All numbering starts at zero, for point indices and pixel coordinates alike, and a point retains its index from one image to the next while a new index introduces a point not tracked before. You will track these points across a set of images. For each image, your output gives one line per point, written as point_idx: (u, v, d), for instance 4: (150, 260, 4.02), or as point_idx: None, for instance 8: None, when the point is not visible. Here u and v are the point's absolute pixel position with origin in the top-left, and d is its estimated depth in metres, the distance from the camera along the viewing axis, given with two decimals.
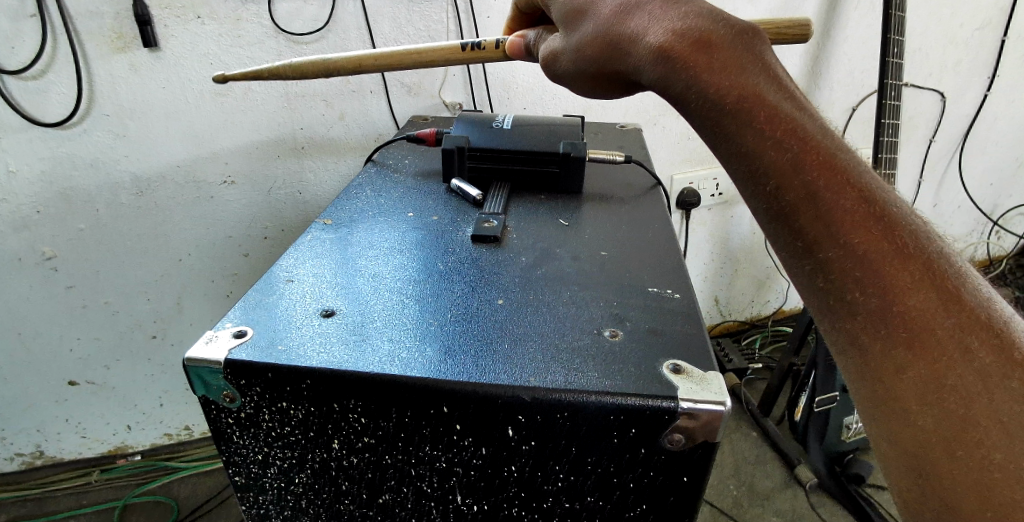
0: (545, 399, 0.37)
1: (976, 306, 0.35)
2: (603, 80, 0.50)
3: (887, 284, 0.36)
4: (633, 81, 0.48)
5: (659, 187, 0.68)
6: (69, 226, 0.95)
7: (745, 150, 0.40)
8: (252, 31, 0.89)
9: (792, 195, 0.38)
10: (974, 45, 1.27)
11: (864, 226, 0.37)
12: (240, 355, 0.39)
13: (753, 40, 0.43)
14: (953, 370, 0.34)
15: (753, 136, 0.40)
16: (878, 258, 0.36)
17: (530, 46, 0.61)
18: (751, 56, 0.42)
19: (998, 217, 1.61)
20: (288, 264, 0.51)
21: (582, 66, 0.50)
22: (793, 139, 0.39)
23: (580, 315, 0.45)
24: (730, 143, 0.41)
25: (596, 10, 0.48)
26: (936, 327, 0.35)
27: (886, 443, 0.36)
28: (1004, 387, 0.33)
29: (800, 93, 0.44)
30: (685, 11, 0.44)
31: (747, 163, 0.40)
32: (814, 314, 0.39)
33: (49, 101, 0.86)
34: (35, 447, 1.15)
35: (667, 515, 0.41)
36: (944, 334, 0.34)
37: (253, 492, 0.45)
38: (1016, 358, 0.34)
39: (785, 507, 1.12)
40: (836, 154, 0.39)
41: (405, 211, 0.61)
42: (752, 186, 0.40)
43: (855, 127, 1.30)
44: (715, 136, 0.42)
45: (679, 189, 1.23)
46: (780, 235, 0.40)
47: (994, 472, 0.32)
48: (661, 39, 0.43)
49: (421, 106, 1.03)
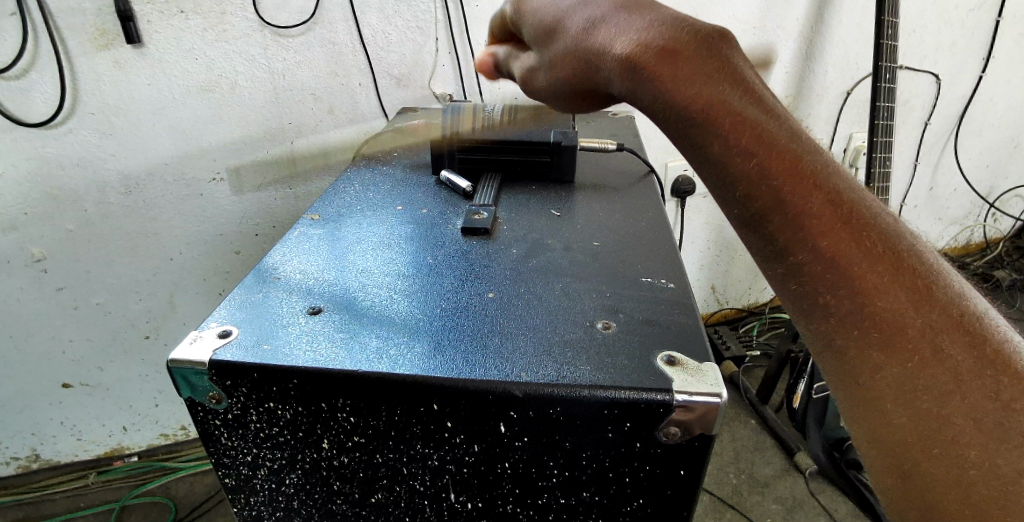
0: (536, 393, 0.36)
1: (949, 301, 0.34)
2: (578, 98, 0.48)
3: (857, 287, 0.35)
4: (606, 94, 0.46)
5: (652, 175, 0.67)
6: (57, 226, 0.94)
7: (715, 160, 0.39)
8: (237, 25, 0.88)
9: (764, 200, 0.37)
10: (970, 26, 1.26)
11: (838, 225, 0.36)
12: (224, 356, 0.38)
13: (717, 47, 0.41)
14: (927, 370, 0.33)
15: (720, 146, 0.39)
16: (847, 261, 0.35)
17: (500, 64, 0.57)
18: (718, 61, 0.41)
19: (994, 200, 1.60)
20: (275, 262, 0.50)
21: (556, 86, 0.48)
22: (758, 147, 0.38)
23: (571, 308, 0.44)
24: (701, 154, 0.40)
25: (565, 26, 0.45)
26: (909, 326, 0.34)
27: (868, 445, 0.35)
28: (980, 384, 0.32)
29: (770, 97, 0.42)
30: (649, 21, 0.42)
31: (717, 173, 0.39)
32: (792, 319, 0.38)
33: (33, 100, 0.84)
34: (31, 450, 1.14)
35: (666, 508, 0.41)
36: (918, 334, 0.33)
37: (244, 494, 0.44)
38: (988, 354, 0.33)
39: (785, 493, 1.12)
40: (803, 157, 0.38)
41: (393, 204, 0.60)
42: (724, 193, 0.39)
43: (850, 110, 1.29)
44: (684, 146, 0.41)
45: (673, 176, 1.23)
46: (754, 239, 0.39)
47: (970, 469, 0.32)
48: (627, 52, 0.41)
49: (411, 97, 1.02)
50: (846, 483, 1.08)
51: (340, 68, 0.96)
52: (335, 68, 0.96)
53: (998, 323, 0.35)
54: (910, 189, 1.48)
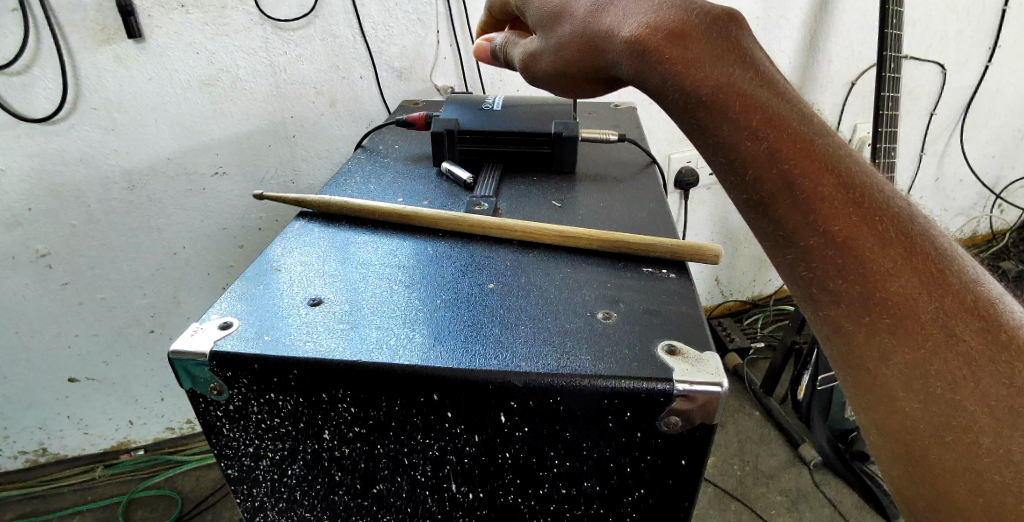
0: (536, 384, 0.36)
1: (954, 284, 0.34)
2: (582, 82, 0.49)
3: (867, 271, 0.34)
4: (611, 78, 0.47)
5: (654, 165, 0.67)
6: (61, 222, 0.94)
7: (724, 142, 0.39)
8: (238, 18, 0.87)
9: (769, 184, 0.37)
10: (976, 14, 1.24)
11: (843, 210, 0.35)
12: (225, 348, 0.38)
13: (726, 32, 0.41)
14: (938, 356, 0.32)
15: (729, 127, 0.39)
16: (857, 244, 0.35)
17: (496, 51, 0.58)
18: (727, 43, 0.41)
19: (1001, 190, 1.59)
20: (277, 253, 0.50)
21: (560, 70, 0.48)
22: (769, 129, 0.38)
23: (572, 299, 0.44)
24: (707, 136, 0.40)
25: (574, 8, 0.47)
26: (920, 312, 0.33)
27: (878, 432, 0.35)
28: (992, 370, 0.32)
29: (780, 79, 0.42)
30: (658, 2, 0.42)
31: (725, 155, 0.39)
32: (799, 304, 0.38)
33: (35, 96, 0.85)
34: (38, 444, 1.15)
35: (667, 498, 0.41)
36: (928, 319, 0.33)
37: (247, 485, 0.44)
38: (1002, 338, 0.32)
39: (790, 485, 1.12)
40: (814, 140, 0.38)
41: (394, 198, 0.59)
42: (734, 178, 0.40)
43: (855, 101, 1.28)
44: (693, 127, 0.41)
45: (677, 168, 1.22)
46: (761, 223, 0.39)
47: (985, 457, 0.31)
48: (635, 32, 0.41)
49: (413, 90, 1.02)
50: (851, 474, 1.09)
51: (341, 61, 0.96)
52: (336, 61, 0.95)
53: (1013, 308, 0.34)
54: (916, 180, 1.46)
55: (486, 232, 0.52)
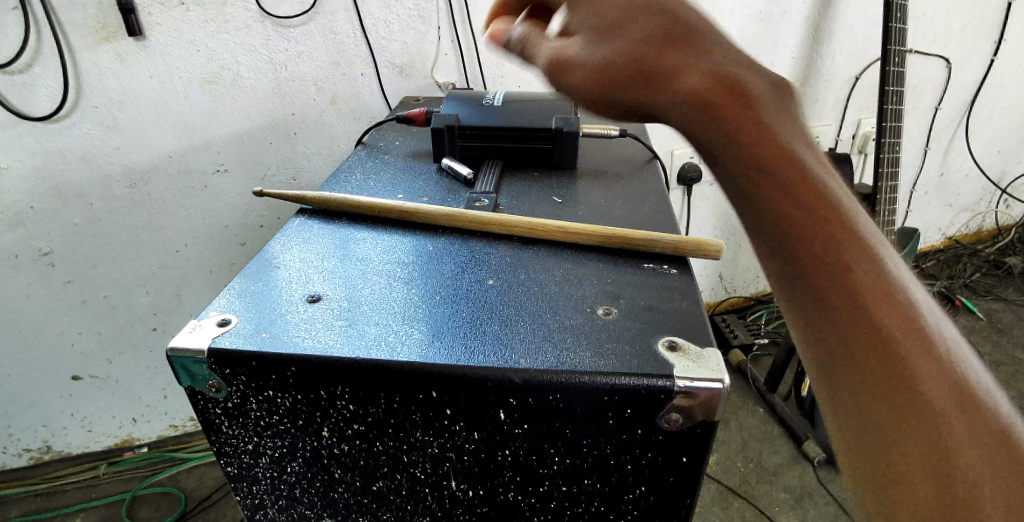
0: (536, 380, 0.36)
1: (966, 369, 0.30)
2: (613, 107, 0.36)
3: (884, 350, 0.29)
4: (651, 117, 0.35)
5: (655, 160, 0.66)
6: (63, 221, 0.94)
7: (755, 196, 0.31)
8: (238, 15, 0.87)
9: (786, 218, 0.30)
10: (981, 8, 1.23)
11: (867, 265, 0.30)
12: (223, 344, 0.38)
13: (760, 62, 0.35)
14: (942, 448, 0.28)
15: (768, 180, 0.31)
16: (876, 320, 0.29)
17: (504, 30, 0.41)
18: (787, 114, 0.34)
19: (1007, 185, 1.57)
20: (277, 250, 0.49)
21: (593, 87, 0.35)
22: (805, 187, 0.31)
23: (572, 295, 0.43)
24: (739, 191, 0.32)
25: (634, 16, 0.34)
26: (931, 402, 0.28)
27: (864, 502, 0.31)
28: (992, 471, 0.28)
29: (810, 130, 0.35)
30: (729, 59, 0.34)
31: (752, 206, 0.32)
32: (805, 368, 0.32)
33: (37, 94, 0.85)
34: (43, 442, 1.16)
35: (667, 496, 0.40)
36: (939, 409, 0.28)
37: (247, 482, 0.44)
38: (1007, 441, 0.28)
39: (793, 482, 1.11)
40: (841, 199, 0.31)
41: (394, 193, 0.59)
42: (757, 230, 0.32)
43: (859, 96, 1.27)
44: (730, 178, 0.32)
45: (680, 164, 1.22)
46: (762, 254, 0.32)
47: None
48: (700, 85, 0.33)
49: (414, 87, 1.01)
50: None
51: (342, 58, 0.95)
52: (337, 57, 0.95)
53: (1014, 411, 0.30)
54: (922, 175, 1.45)
55: (486, 228, 0.52)
